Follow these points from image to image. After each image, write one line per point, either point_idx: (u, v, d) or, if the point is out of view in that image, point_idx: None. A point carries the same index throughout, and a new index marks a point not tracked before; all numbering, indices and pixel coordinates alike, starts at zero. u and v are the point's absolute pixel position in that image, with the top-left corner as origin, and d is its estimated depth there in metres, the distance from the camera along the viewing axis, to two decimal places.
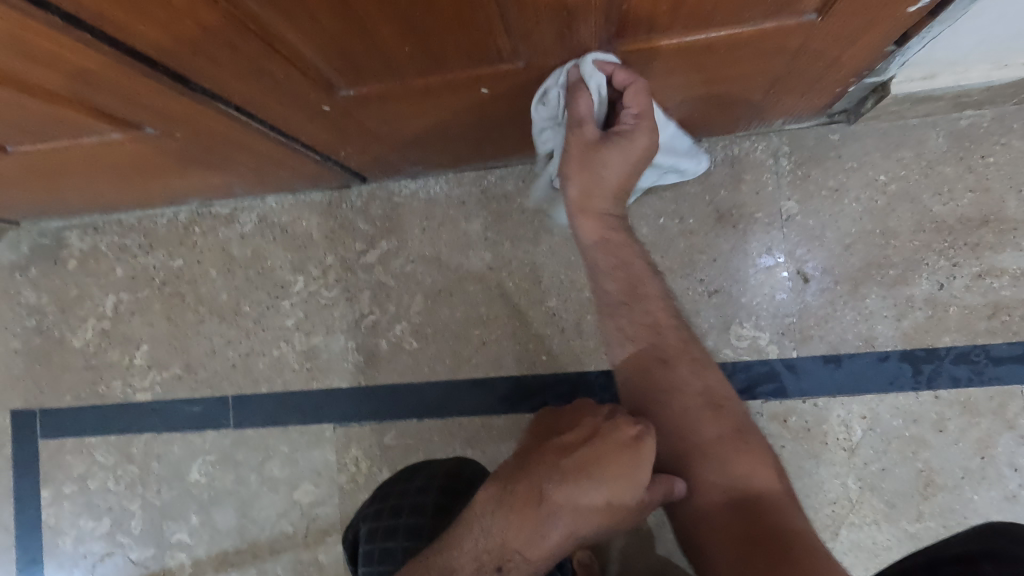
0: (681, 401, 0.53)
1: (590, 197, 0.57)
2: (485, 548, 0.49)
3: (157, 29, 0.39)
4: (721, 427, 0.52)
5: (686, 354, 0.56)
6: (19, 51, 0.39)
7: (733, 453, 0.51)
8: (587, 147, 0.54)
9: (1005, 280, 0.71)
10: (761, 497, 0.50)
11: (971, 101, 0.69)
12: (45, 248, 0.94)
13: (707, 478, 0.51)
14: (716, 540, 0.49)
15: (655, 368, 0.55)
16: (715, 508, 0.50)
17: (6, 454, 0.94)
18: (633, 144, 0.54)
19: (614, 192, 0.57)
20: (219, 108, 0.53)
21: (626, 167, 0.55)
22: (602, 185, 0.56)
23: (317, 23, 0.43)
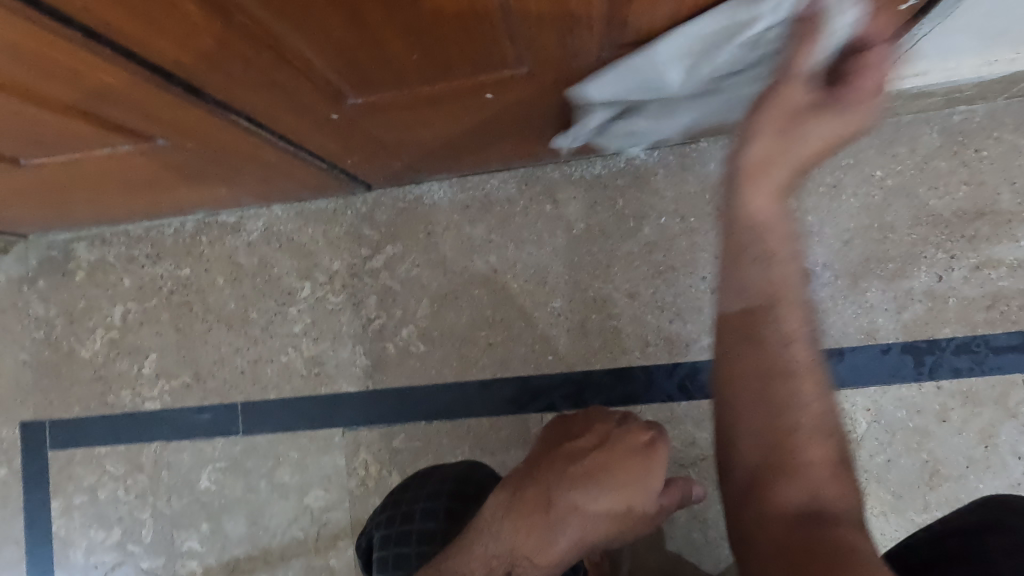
0: (790, 415, 0.42)
1: (772, 166, 0.46)
2: (495, 554, 0.53)
3: (175, 44, 0.41)
4: (819, 449, 0.42)
5: (815, 367, 0.43)
6: (40, 66, 0.41)
7: (829, 471, 0.41)
8: (795, 104, 0.45)
9: (1002, 271, 0.72)
10: (840, 525, 0.39)
11: (962, 97, 0.70)
12: (53, 261, 0.95)
13: (783, 491, 0.41)
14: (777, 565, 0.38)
15: (774, 380, 0.42)
16: (781, 525, 0.40)
17: (16, 467, 0.94)
18: (850, 117, 0.45)
19: (798, 173, 0.46)
20: (230, 118, 0.54)
21: (828, 144, 0.46)
22: (796, 157, 0.46)
23: (328, 34, 0.44)
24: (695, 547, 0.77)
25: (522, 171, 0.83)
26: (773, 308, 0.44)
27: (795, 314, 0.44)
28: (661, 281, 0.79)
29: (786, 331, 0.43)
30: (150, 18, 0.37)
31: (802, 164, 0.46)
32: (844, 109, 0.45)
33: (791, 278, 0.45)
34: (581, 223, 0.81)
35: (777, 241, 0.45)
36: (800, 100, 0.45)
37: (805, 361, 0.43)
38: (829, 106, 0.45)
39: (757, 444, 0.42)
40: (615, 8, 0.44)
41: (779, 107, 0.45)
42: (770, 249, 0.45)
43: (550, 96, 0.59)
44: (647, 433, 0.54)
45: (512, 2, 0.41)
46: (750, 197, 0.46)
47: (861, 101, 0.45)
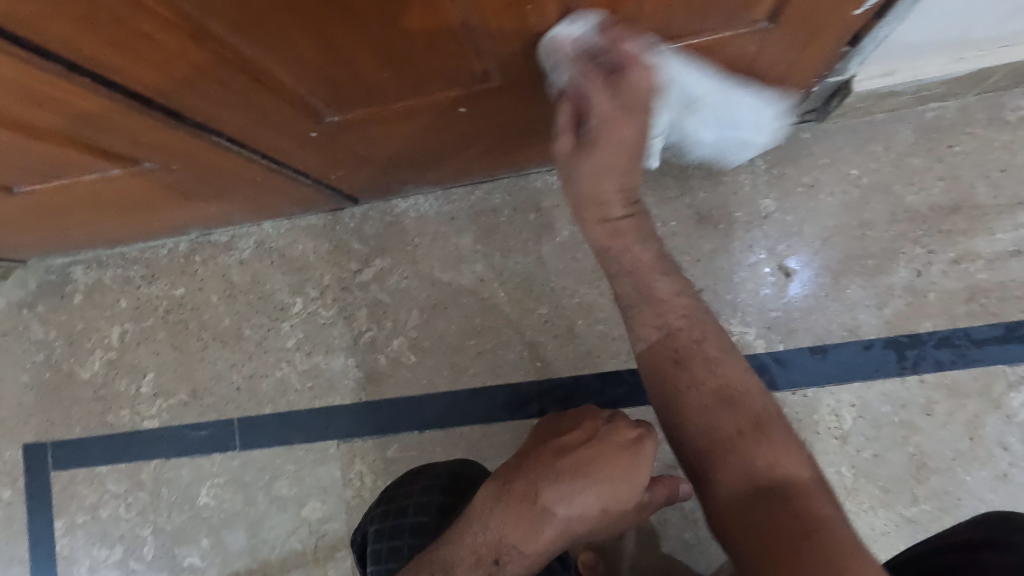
0: (697, 398, 0.50)
1: (595, 204, 0.58)
2: (483, 541, 0.54)
3: (153, 71, 0.42)
4: (739, 421, 0.49)
5: (698, 352, 0.52)
6: (25, 98, 0.42)
7: (755, 443, 0.47)
8: (566, 157, 0.56)
9: (981, 264, 0.73)
10: (793, 492, 0.45)
11: (933, 94, 0.71)
12: (51, 285, 0.97)
13: (732, 473, 0.47)
14: (743, 542, 0.44)
15: (666, 367, 0.53)
16: (735, 506, 0.46)
17: (19, 488, 0.96)
18: (611, 138, 0.53)
19: (611, 198, 0.57)
20: (212, 140, 0.56)
21: (612, 166, 0.55)
22: (593, 192, 0.57)
23: (300, 57, 0.46)
24: (688, 547, 0.77)
25: (506, 181, 0.84)
26: (642, 308, 0.56)
27: (666, 308, 0.55)
28: None
29: (664, 324, 0.55)
30: (128, 48, 0.39)
31: (607, 193, 0.57)
32: (602, 140, 0.53)
33: (663, 285, 0.57)
34: (565, 230, 0.83)
35: (640, 252, 0.58)
36: (568, 148, 0.55)
37: (691, 344, 0.53)
38: (592, 142, 0.53)
39: (693, 433, 0.50)
40: (574, 25, 0.45)
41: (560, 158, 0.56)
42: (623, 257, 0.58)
43: (524, 107, 0.60)
44: (634, 430, 0.56)
45: (475, 21, 0.43)
46: (591, 228, 0.59)
47: (614, 122, 0.52)
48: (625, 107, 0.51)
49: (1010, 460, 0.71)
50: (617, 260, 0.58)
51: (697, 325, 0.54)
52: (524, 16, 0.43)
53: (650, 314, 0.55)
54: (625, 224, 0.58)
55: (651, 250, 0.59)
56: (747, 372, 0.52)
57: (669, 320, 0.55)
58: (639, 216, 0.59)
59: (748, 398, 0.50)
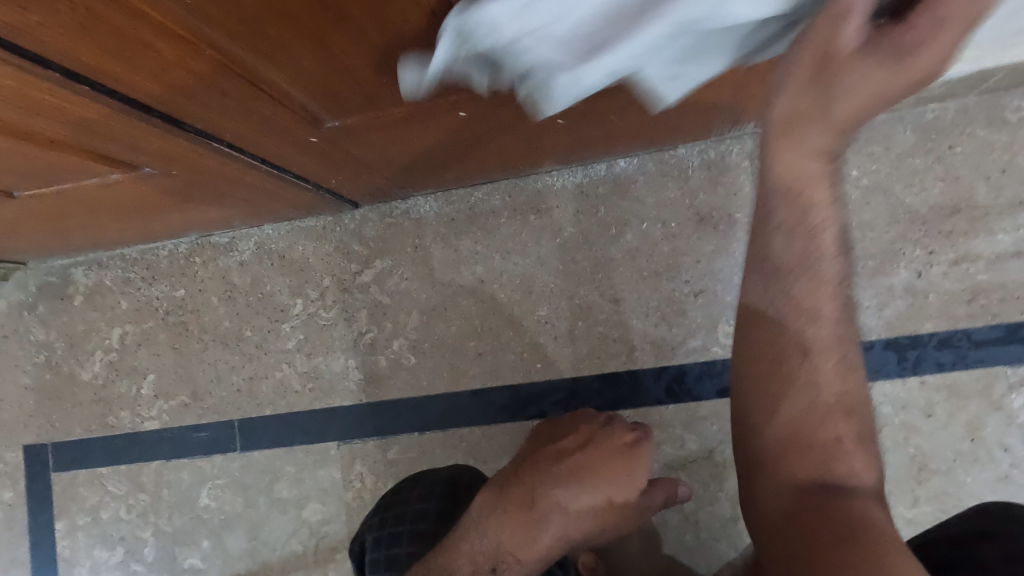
0: (808, 392, 0.42)
1: (803, 127, 0.38)
2: (481, 549, 0.55)
3: (152, 80, 0.42)
4: (841, 428, 0.43)
5: (832, 348, 0.42)
6: (25, 106, 0.43)
7: (845, 451, 0.43)
8: (837, 53, 0.35)
9: (981, 265, 0.72)
10: (852, 495, 0.42)
11: (933, 95, 0.71)
12: (52, 287, 0.97)
13: (806, 466, 0.43)
14: (796, 532, 0.41)
15: (796, 357, 0.42)
16: (788, 495, 0.43)
17: (20, 489, 0.96)
18: (911, 62, 0.35)
19: (844, 128, 0.38)
20: (212, 146, 0.56)
21: (882, 96, 0.37)
22: (836, 113, 0.37)
23: (298, 63, 0.45)
24: (688, 548, 0.77)
25: (505, 182, 0.84)
26: (798, 279, 0.41)
27: (823, 290, 0.42)
28: (645, 286, 0.80)
29: (814, 307, 0.42)
30: (124, 56, 0.39)
31: (844, 123, 0.38)
32: (906, 51, 0.35)
33: (831, 265, 0.41)
34: (565, 232, 0.82)
35: (818, 207, 0.40)
36: (848, 47, 0.35)
37: (833, 344, 0.42)
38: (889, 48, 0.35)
39: (782, 422, 0.43)
40: None
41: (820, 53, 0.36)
42: (811, 213, 0.40)
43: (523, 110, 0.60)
44: (630, 434, 0.59)
45: None
46: (785, 154, 0.39)
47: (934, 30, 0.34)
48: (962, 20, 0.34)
49: (1010, 461, 0.71)
50: (792, 219, 0.40)
51: (845, 326, 0.43)
52: None
53: (805, 287, 0.41)
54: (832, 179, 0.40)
55: (838, 217, 0.41)
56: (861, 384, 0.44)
57: (817, 304, 0.42)
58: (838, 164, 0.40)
59: (851, 402, 0.44)
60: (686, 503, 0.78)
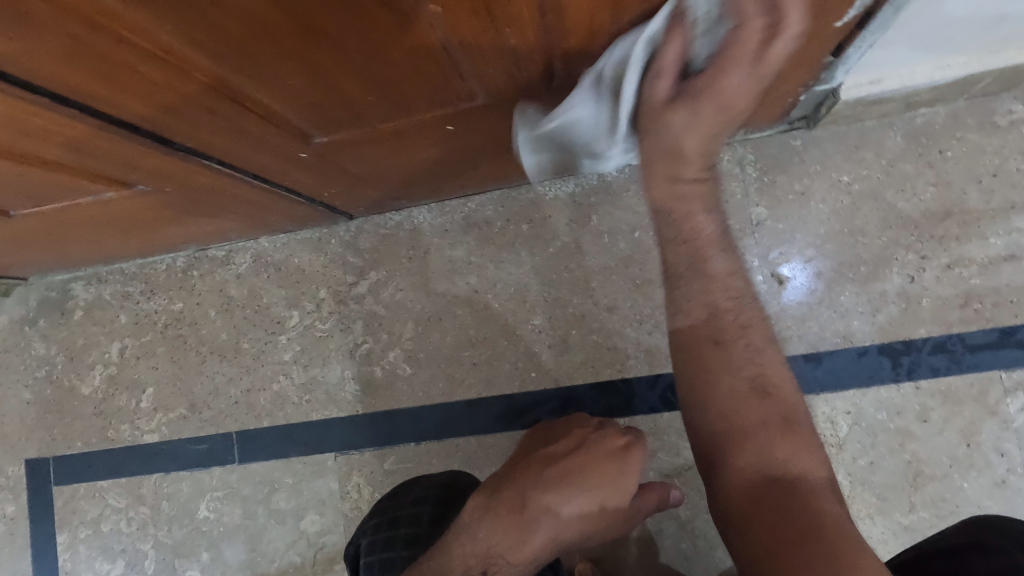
0: (730, 381, 0.50)
1: (669, 160, 0.51)
2: (472, 551, 0.55)
3: (140, 101, 0.43)
4: (767, 413, 0.49)
5: (741, 338, 0.51)
6: (16, 129, 0.43)
7: (779, 436, 0.49)
8: (658, 104, 0.48)
9: (974, 269, 0.72)
10: (800, 484, 0.47)
11: (922, 100, 0.71)
12: (52, 301, 0.98)
13: (747, 458, 0.48)
14: (753, 523, 0.46)
15: (707, 348, 0.51)
16: (745, 489, 0.48)
17: (22, 503, 0.97)
18: (720, 101, 0.47)
19: (697, 157, 0.51)
20: (202, 163, 0.56)
21: (708, 127, 0.49)
22: (680, 148, 0.50)
23: (284, 83, 0.46)
24: (685, 557, 0.77)
25: (498, 193, 0.85)
26: (691, 279, 0.53)
27: (716, 286, 0.53)
28: (638, 294, 0.81)
29: (713, 305, 0.52)
30: (112, 80, 0.39)
31: (693, 154, 0.51)
32: (705, 93, 0.46)
33: (721, 261, 0.54)
34: (558, 241, 0.83)
35: (698, 219, 0.53)
36: (665, 94, 0.47)
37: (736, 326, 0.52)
38: (697, 95, 0.47)
39: (715, 414, 0.50)
40: (555, 44, 0.45)
41: (650, 104, 0.49)
42: (690, 223, 0.54)
43: (511, 123, 0.60)
44: (622, 437, 0.58)
45: (454, 42, 0.43)
46: (656, 184, 0.53)
47: (727, 75, 0.45)
48: (747, 65, 0.44)
49: (1007, 466, 0.70)
50: (676, 232, 0.54)
51: (746, 308, 0.53)
52: (503, 37, 0.43)
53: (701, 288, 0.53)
54: (704, 195, 0.53)
55: (717, 222, 0.54)
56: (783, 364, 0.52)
57: (716, 296, 0.52)
58: (710, 181, 0.54)
59: (779, 389, 0.50)
60: (682, 511, 0.78)
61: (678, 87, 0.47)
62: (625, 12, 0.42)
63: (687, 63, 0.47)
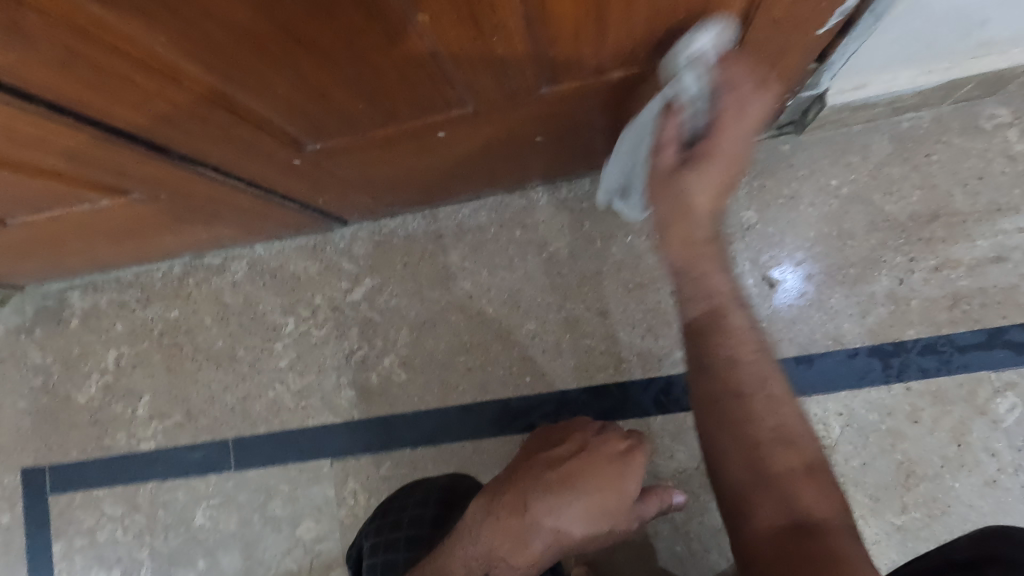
0: (755, 432, 0.46)
1: (679, 222, 0.50)
2: (474, 555, 0.56)
3: (133, 110, 0.44)
4: (791, 460, 0.46)
5: (762, 388, 0.47)
6: (12, 139, 0.44)
7: (802, 483, 0.45)
8: (666, 173, 0.50)
9: (962, 270, 0.73)
10: (824, 529, 0.43)
11: (907, 105, 0.73)
12: (48, 310, 0.98)
13: (769, 504, 0.44)
14: (774, 574, 0.41)
15: (730, 401, 0.47)
16: (765, 537, 0.43)
17: (18, 513, 0.97)
18: (721, 161, 0.48)
19: (708, 218, 0.50)
20: (196, 170, 0.57)
21: (714, 189, 0.49)
22: (692, 212, 0.49)
23: (275, 91, 0.47)
24: (680, 560, 0.77)
25: (491, 199, 0.86)
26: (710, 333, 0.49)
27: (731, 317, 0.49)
28: (631, 299, 0.81)
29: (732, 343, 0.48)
30: (107, 90, 0.40)
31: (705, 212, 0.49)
32: (705, 158, 0.48)
33: (736, 316, 0.49)
34: (550, 247, 0.84)
35: (711, 276, 0.50)
36: (669, 163, 0.49)
37: (755, 382, 0.47)
38: (699, 159, 0.48)
39: (734, 459, 0.46)
40: (541, 51, 0.46)
41: (661, 173, 0.50)
42: (707, 281, 0.50)
43: (500, 130, 0.61)
44: (623, 441, 0.58)
45: (441, 51, 0.44)
46: (668, 246, 0.51)
47: (724, 134, 0.48)
48: (736, 125, 0.48)
49: (997, 466, 0.71)
50: (693, 288, 0.50)
51: (762, 360, 0.48)
52: (490, 46, 0.44)
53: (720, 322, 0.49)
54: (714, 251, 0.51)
55: (730, 279, 0.51)
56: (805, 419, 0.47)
57: (733, 350, 0.48)
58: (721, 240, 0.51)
59: (804, 437, 0.47)
60: (676, 513, 0.78)
61: (682, 156, 0.49)
62: (609, 21, 0.43)
63: (685, 135, 0.50)
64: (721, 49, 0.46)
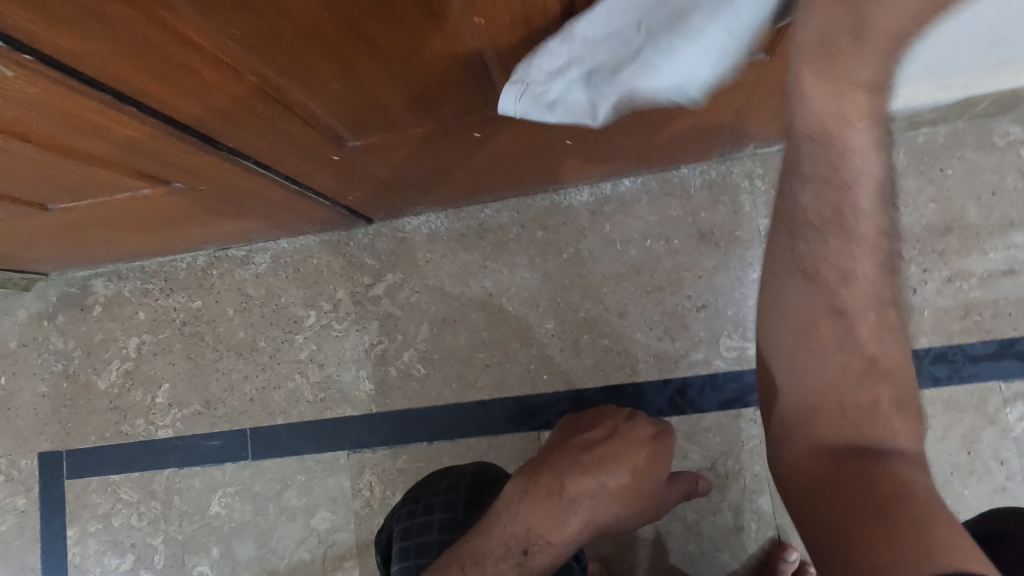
0: (836, 364, 0.46)
1: (847, 46, 0.38)
2: (513, 533, 0.57)
3: (192, 101, 0.46)
4: (873, 390, 0.46)
5: (856, 314, 0.46)
6: (74, 125, 0.46)
7: (883, 417, 0.45)
8: None
9: (974, 282, 0.75)
10: (891, 458, 0.44)
11: (924, 119, 0.75)
12: (72, 297, 1.00)
13: (830, 430, 0.46)
14: (831, 483, 0.43)
15: (824, 323, 0.46)
16: (823, 455, 0.45)
17: (33, 496, 0.97)
18: None
19: (888, 42, 0.38)
20: (239, 162, 0.59)
21: (920, 16, 0.36)
22: (865, 30, 0.37)
23: (326, 86, 0.49)
24: (692, 559, 0.79)
25: (513, 200, 0.87)
26: (833, 235, 0.45)
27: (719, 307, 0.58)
28: (648, 301, 0.83)
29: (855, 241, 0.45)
30: (171, 80, 0.42)
31: (890, 33, 0.37)
32: None
33: (872, 215, 0.44)
34: (570, 248, 0.85)
35: (855, 149, 0.42)
36: None
37: (862, 306, 0.46)
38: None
39: (801, 388, 0.47)
40: None
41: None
42: (847, 163, 0.43)
43: (533, 133, 0.63)
44: (652, 427, 0.64)
45: (489, 53, 0.46)
46: (821, 78, 0.40)
47: None
48: None
49: (1006, 474, 0.72)
50: (823, 169, 0.44)
51: (885, 282, 0.46)
52: None
53: None
54: (871, 104, 0.41)
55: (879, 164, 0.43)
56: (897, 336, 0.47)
57: (855, 263, 0.45)
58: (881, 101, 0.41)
59: (894, 366, 0.47)
60: (689, 513, 0.79)
61: None
62: None
63: None
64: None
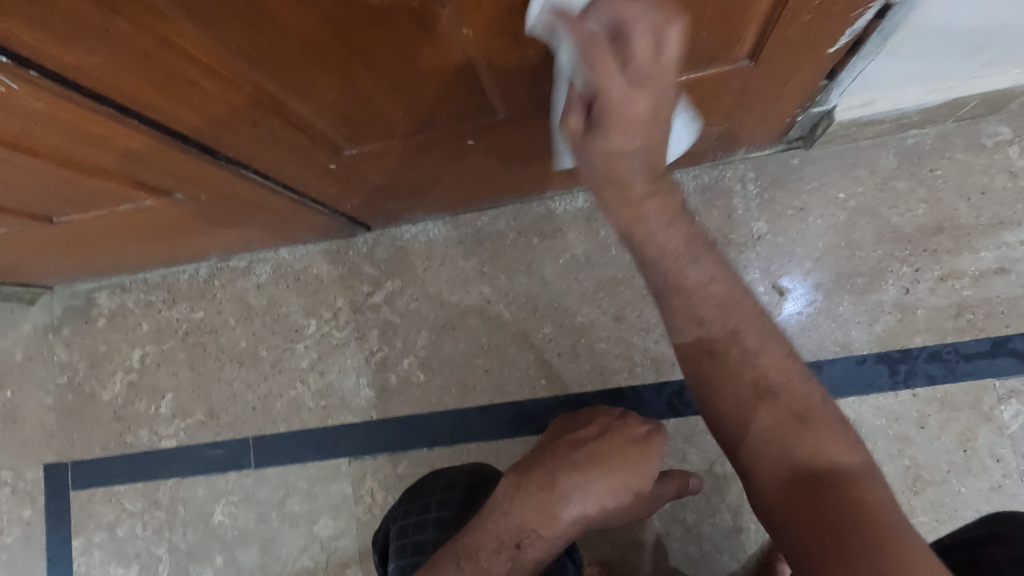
0: (735, 389, 0.47)
1: (610, 185, 0.50)
2: (506, 527, 0.58)
3: (194, 112, 0.47)
4: (780, 413, 0.45)
5: (735, 342, 0.48)
6: (78, 137, 0.47)
7: (809, 434, 0.45)
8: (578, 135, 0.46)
9: (966, 281, 0.76)
10: (840, 479, 0.43)
11: (912, 122, 0.76)
12: (77, 309, 1.01)
13: (775, 460, 0.45)
14: (790, 521, 0.42)
15: (702, 362, 0.49)
16: (778, 486, 0.44)
17: (39, 507, 0.98)
18: (636, 116, 0.44)
19: (637, 169, 0.48)
20: (239, 172, 0.60)
21: (634, 147, 0.46)
22: (608, 172, 0.48)
23: (324, 97, 0.50)
24: (692, 561, 0.79)
25: (509, 207, 0.89)
26: (675, 298, 0.50)
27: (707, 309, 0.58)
28: (644, 305, 0.84)
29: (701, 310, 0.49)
30: (173, 93, 0.44)
31: (622, 161, 0.47)
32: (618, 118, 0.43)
33: (695, 268, 0.50)
34: (567, 253, 0.87)
35: (654, 237, 0.50)
36: (580, 127, 0.46)
37: (731, 339, 0.48)
38: (603, 126, 0.45)
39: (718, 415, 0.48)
40: None
41: (572, 140, 0.47)
42: (651, 246, 0.51)
43: (525, 138, 0.64)
44: (644, 426, 0.65)
45: (480, 63, 0.47)
46: (615, 213, 0.51)
47: (633, 99, 0.42)
48: (621, 73, 0.40)
49: (1003, 471, 0.73)
50: (658, 255, 0.51)
51: (732, 313, 0.49)
52: (525, 59, 0.47)
53: None
54: (652, 203, 0.50)
55: (685, 232, 0.51)
56: (789, 359, 0.48)
57: (700, 307, 0.49)
58: (666, 193, 0.51)
59: (787, 387, 0.47)
60: (688, 515, 0.80)
61: (588, 117, 0.45)
62: None
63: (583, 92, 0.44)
64: (575, 4, 0.38)
